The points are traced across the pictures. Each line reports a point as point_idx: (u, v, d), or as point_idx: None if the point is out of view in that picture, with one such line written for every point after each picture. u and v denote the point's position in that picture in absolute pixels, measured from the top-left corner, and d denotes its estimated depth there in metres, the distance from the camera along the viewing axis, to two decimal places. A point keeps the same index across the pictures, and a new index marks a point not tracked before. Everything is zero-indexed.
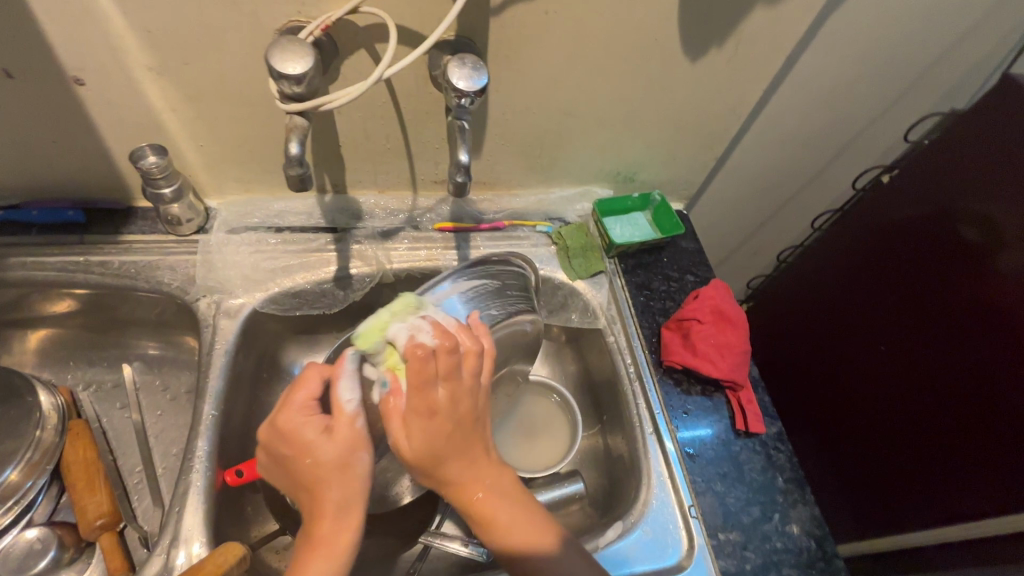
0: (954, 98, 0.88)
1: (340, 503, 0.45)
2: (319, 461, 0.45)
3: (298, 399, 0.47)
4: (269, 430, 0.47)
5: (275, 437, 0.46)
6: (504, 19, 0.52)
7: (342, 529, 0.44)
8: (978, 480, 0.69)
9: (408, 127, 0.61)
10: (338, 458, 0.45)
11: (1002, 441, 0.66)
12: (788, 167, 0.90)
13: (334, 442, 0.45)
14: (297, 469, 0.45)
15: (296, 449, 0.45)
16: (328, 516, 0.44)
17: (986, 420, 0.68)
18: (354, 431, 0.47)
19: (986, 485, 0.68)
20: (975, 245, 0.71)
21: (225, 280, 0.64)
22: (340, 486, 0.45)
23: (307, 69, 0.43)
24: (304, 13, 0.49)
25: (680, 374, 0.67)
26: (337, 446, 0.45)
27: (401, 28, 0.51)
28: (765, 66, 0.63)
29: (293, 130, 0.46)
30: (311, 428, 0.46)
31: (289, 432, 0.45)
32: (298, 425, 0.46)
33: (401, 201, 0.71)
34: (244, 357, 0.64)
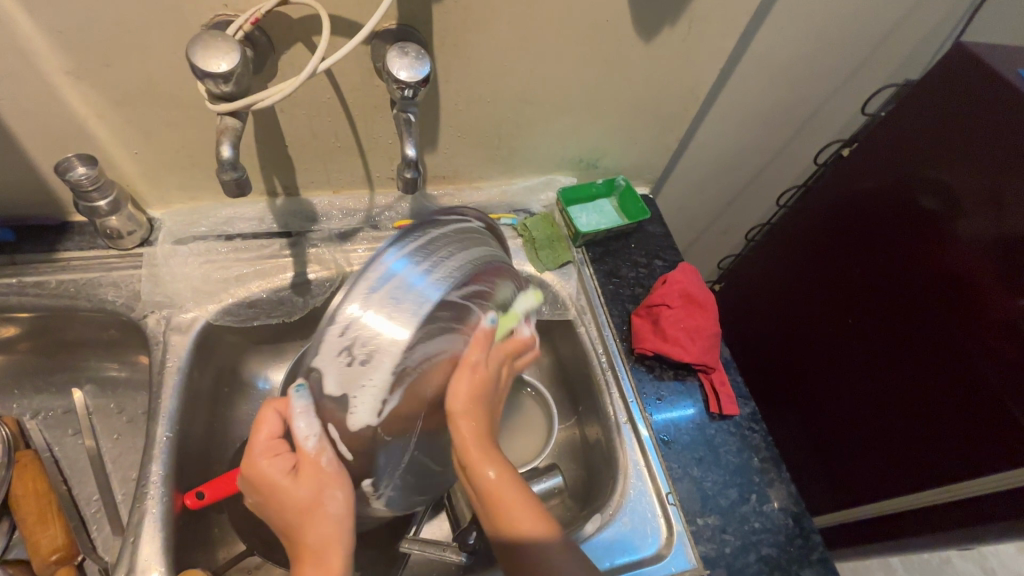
0: (909, 69, 0.88)
1: (315, 546, 0.43)
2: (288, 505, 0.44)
3: (261, 442, 0.46)
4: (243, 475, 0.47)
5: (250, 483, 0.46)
6: (447, 4, 0.50)
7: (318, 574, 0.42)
8: (947, 447, 0.70)
9: (357, 123, 0.59)
10: (306, 501, 0.44)
11: (968, 404, 0.68)
12: (751, 145, 0.90)
13: (299, 484, 0.44)
14: (277, 514, 0.45)
15: (271, 498, 0.45)
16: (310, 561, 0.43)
17: (952, 386, 0.69)
18: (316, 469, 0.45)
19: (956, 451, 0.69)
20: (934, 213, 0.71)
21: (174, 294, 0.61)
22: (312, 526, 0.44)
23: (234, 66, 0.40)
24: (231, 6, 0.46)
25: (652, 360, 0.66)
26: (300, 490, 0.44)
27: (337, 18, 0.48)
28: (721, 42, 0.62)
29: (223, 132, 0.42)
30: (274, 471, 0.45)
31: (258, 480, 0.45)
32: (263, 470, 0.45)
33: (357, 199, 0.69)
34: (201, 373, 0.61)
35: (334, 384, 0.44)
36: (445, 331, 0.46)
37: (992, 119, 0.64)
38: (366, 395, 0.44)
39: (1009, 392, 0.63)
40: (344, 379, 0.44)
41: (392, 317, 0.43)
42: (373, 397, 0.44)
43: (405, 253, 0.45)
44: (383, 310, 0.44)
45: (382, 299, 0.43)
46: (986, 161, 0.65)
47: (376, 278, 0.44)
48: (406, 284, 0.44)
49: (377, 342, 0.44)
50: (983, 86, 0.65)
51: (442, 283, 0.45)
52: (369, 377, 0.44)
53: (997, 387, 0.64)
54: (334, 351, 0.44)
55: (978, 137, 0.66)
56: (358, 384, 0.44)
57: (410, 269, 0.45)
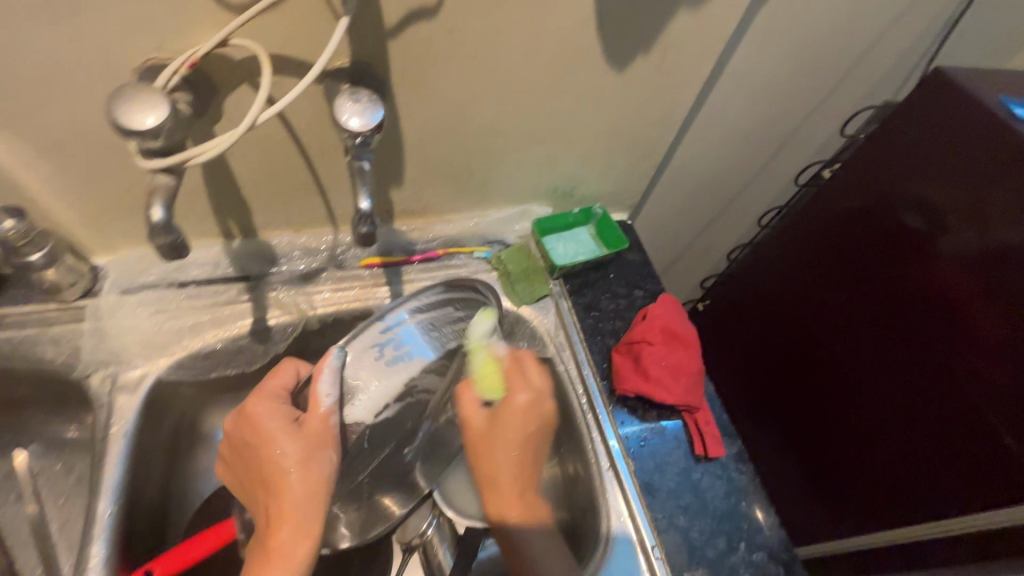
0: (885, 88, 0.88)
1: (298, 497, 0.45)
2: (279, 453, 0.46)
3: (272, 391, 0.50)
4: (237, 430, 0.49)
5: (243, 425, 0.48)
6: (404, 41, 0.47)
7: (300, 526, 0.45)
8: (938, 474, 0.68)
9: (315, 162, 0.55)
10: (303, 452, 0.46)
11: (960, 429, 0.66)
12: (729, 164, 0.88)
13: (299, 435, 0.47)
14: (262, 474, 0.47)
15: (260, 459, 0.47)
16: (290, 523, 0.45)
17: (943, 409, 0.67)
18: (321, 430, 0.47)
19: (948, 478, 0.67)
20: (917, 231, 0.69)
21: (121, 349, 0.57)
22: (302, 476, 0.46)
23: (163, 120, 0.36)
24: (166, 49, 0.42)
25: (634, 401, 0.63)
26: (294, 453, 0.46)
27: (284, 58, 0.45)
28: (697, 69, 0.59)
29: (154, 191, 0.38)
30: (281, 420, 0.48)
31: (257, 423, 0.47)
32: (268, 416, 0.48)
33: (320, 238, 0.65)
34: (153, 433, 0.56)
35: (355, 371, 0.50)
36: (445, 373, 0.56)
37: (973, 138, 0.63)
38: (373, 391, 0.51)
39: (1001, 415, 0.61)
40: (362, 373, 0.50)
41: (424, 339, 0.53)
42: (377, 397, 0.51)
43: (450, 298, 0.55)
44: (422, 331, 0.53)
45: (426, 322, 0.53)
46: (965, 179, 0.64)
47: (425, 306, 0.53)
48: (441, 320, 0.54)
49: (405, 352, 0.52)
50: (963, 106, 0.64)
51: (464, 332, 0.56)
52: (384, 379, 0.51)
53: (987, 414, 0.63)
54: (365, 350, 0.50)
55: (958, 155, 0.64)
56: (369, 379, 0.51)
57: (449, 311, 0.55)
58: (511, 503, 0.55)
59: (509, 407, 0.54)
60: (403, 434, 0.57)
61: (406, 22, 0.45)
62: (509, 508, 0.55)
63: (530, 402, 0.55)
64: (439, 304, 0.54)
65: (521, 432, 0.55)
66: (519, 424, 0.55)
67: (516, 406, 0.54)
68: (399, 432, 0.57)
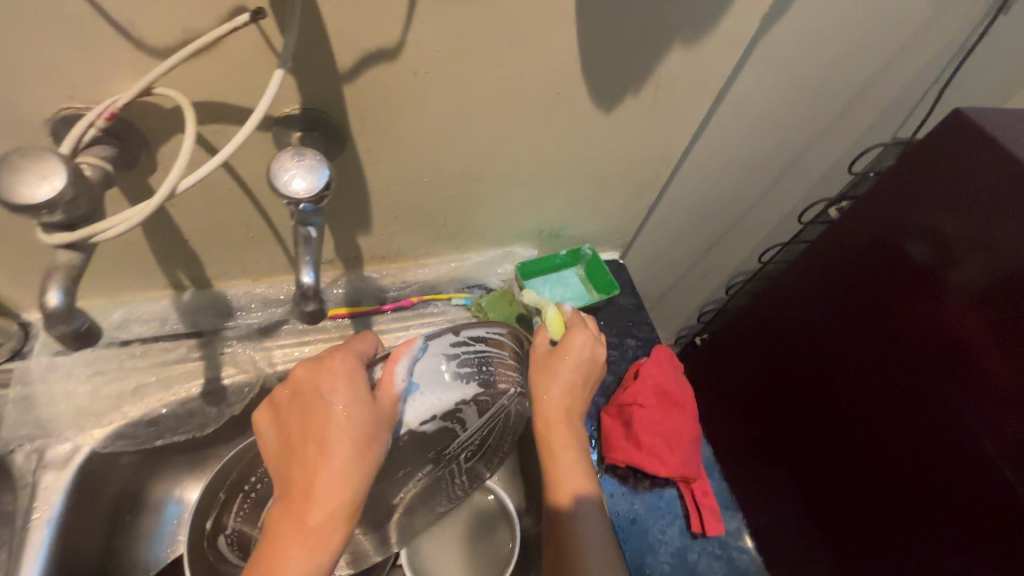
0: (893, 120, 0.83)
1: (339, 481, 0.36)
2: (336, 422, 0.36)
3: (355, 349, 0.41)
4: (304, 374, 0.39)
5: (311, 373, 0.38)
6: (360, 85, 0.41)
7: (331, 518, 0.35)
8: (947, 533, 0.61)
9: (270, 211, 0.50)
10: (365, 428, 0.36)
11: (960, 477, 0.60)
12: (728, 196, 0.83)
13: (368, 408, 0.37)
14: (308, 436, 0.37)
15: (314, 416, 0.37)
16: (327, 509, 0.35)
17: (947, 451, 0.61)
18: (390, 412, 0.38)
19: (957, 535, 0.60)
20: (926, 264, 0.64)
21: (53, 418, 0.51)
22: (357, 457, 0.36)
23: (61, 192, 0.30)
24: (80, 98, 0.37)
25: (624, 469, 0.57)
26: (360, 424, 0.36)
27: (220, 106, 0.39)
28: (692, 108, 0.54)
29: (54, 272, 0.32)
30: (355, 383, 0.37)
31: (328, 376, 0.37)
32: (344, 373, 0.38)
33: (280, 287, 0.59)
34: (86, 510, 0.51)
35: (416, 377, 0.40)
36: (485, 411, 0.46)
37: (990, 171, 0.58)
38: (424, 401, 0.41)
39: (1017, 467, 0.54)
40: (425, 377, 0.41)
41: (488, 365, 0.44)
42: (429, 409, 0.41)
43: (511, 337, 0.49)
44: (486, 361, 0.44)
45: (488, 354, 0.45)
46: (977, 208, 0.59)
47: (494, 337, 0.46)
48: (502, 356, 0.46)
49: (468, 372, 0.43)
50: (976, 138, 0.59)
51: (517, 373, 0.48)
52: (441, 391, 0.41)
53: (1002, 466, 0.56)
54: (430, 360, 0.41)
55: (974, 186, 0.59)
56: (428, 388, 0.41)
57: (509, 345, 0.48)
58: (566, 453, 0.49)
59: (571, 346, 0.52)
60: (417, 466, 0.47)
61: (360, 64, 0.39)
62: (564, 458, 0.49)
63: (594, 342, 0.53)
64: (502, 338, 0.47)
65: (578, 377, 0.52)
66: (576, 367, 0.52)
67: (580, 343, 0.52)
68: (415, 463, 0.47)
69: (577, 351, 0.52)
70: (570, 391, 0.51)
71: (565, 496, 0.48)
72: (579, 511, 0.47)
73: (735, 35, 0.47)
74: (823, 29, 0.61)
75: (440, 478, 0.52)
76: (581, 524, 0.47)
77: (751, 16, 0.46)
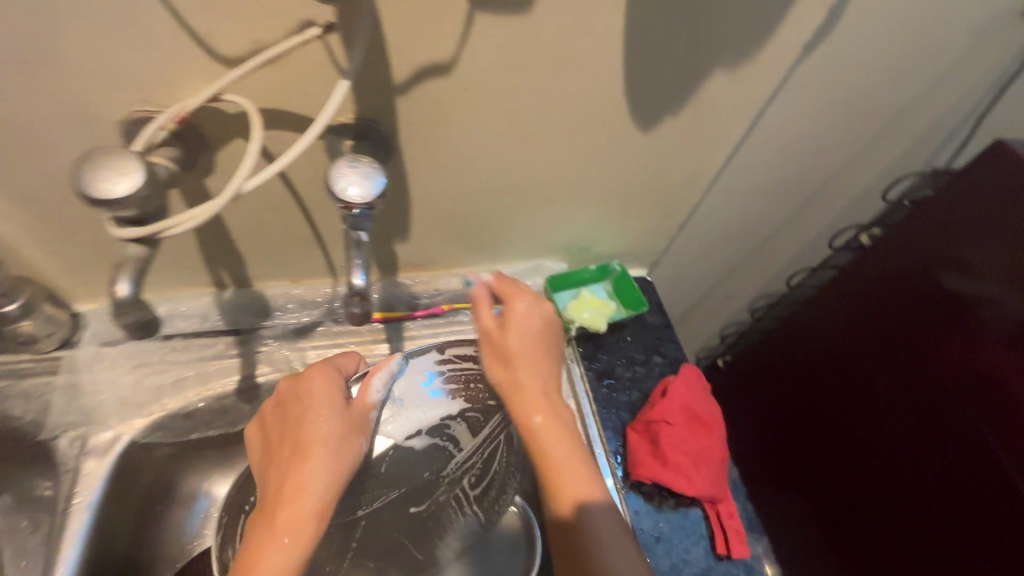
0: (927, 149, 0.83)
1: (317, 475, 0.42)
2: (314, 423, 0.43)
3: (337, 364, 0.49)
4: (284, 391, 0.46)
5: (290, 388, 0.46)
6: (414, 97, 0.43)
7: (306, 509, 0.40)
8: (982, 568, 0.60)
9: (314, 215, 0.51)
10: (338, 430, 0.44)
11: (994, 512, 0.59)
12: (756, 218, 0.83)
13: (339, 415, 0.45)
14: (286, 439, 0.43)
15: (292, 422, 0.44)
16: (305, 500, 0.41)
17: (981, 487, 0.60)
18: (359, 419, 0.46)
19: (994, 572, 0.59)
20: (962, 296, 0.63)
21: (96, 407, 0.53)
22: (332, 455, 0.43)
23: (136, 188, 0.32)
24: (151, 101, 0.38)
25: (650, 487, 0.57)
26: (333, 428, 0.44)
27: (280, 113, 0.41)
28: (730, 130, 0.55)
29: (124, 263, 0.34)
30: (331, 393, 0.45)
31: (306, 388, 0.45)
32: (321, 386, 0.45)
33: (317, 290, 0.60)
34: (122, 498, 0.52)
35: (401, 388, 0.52)
36: (477, 432, 0.55)
37: (1020, 205, 0.58)
38: (408, 414, 0.52)
39: None
40: (407, 391, 0.52)
41: (469, 383, 0.54)
42: (413, 422, 0.52)
43: None
44: (469, 380, 0.55)
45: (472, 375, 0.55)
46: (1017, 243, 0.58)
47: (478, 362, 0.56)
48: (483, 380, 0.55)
49: (450, 386, 0.54)
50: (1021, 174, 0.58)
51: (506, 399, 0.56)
52: (425, 404, 0.53)
53: None
54: (416, 375, 0.53)
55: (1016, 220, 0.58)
56: (413, 401, 0.52)
57: None
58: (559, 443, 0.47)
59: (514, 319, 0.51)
60: (410, 488, 0.55)
61: (416, 78, 0.41)
62: (556, 449, 0.47)
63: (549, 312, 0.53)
64: None
65: (531, 348, 0.51)
66: (528, 339, 0.51)
67: (537, 314, 0.52)
68: (408, 484, 0.55)
69: (532, 325, 0.51)
70: (530, 359, 0.50)
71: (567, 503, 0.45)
72: (596, 501, 0.46)
73: (778, 60, 0.48)
74: (864, 58, 0.61)
75: (442, 508, 0.56)
76: (601, 514, 0.45)
77: (794, 43, 0.47)
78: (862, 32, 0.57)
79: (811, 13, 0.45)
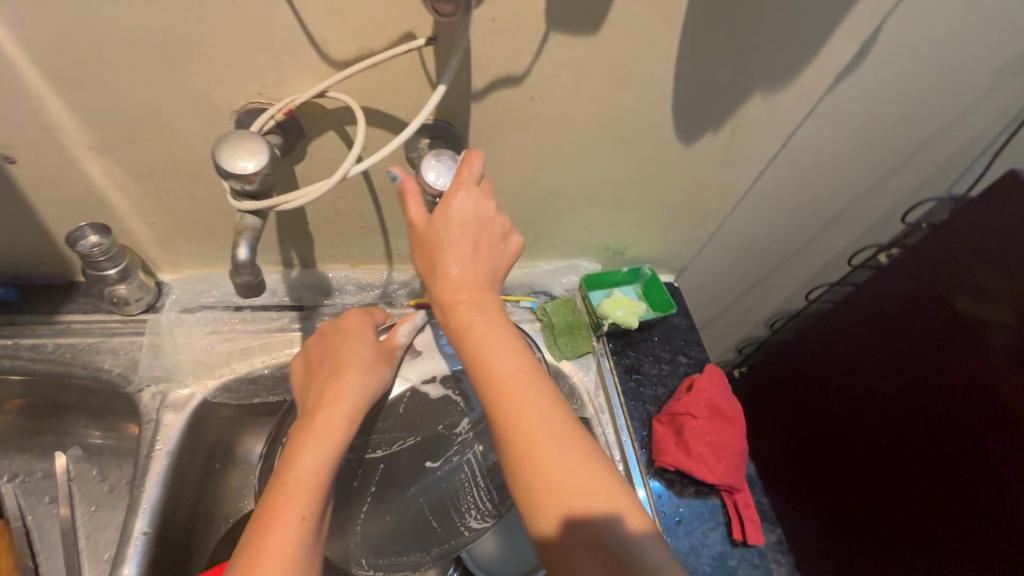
0: (948, 177, 0.87)
1: (347, 388, 0.44)
2: (347, 347, 0.47)
3: (374, 313, 0.53)
4: (325, 332, 0.51)
5: (330, 327, 0.50)
6: (487, 103, 0.48)
7: (338, 416, 0.42)
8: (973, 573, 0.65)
9: (382, 205, 0.57)
10: (369, 356, 0.47)
11: (989, 522, 0.64)
12: (780, 235, 0.87)
13: (370, 344, 0.48)
14: (324, 363, 0.47)
15: (332, 349, 0.48)
16: (338, 410, 0.43)
17: (979, 498, 0.65)
18: (387, 353, 0.49)
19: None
20: (974, 320, 0.67)
21: (173, 367, 0.58)
22: (361, 373, 0.45)
23: (260, 167, 0.38)
24: (265, 95, 0.44)
25: (672, 474, 0.61)
26: (365, 352, 0.46)
27: (371, 111, 0.47)
28: (764, 148, 0.60)
29: (243, 231, 0.40)
30: (364, 328, 0.49)
31: (345, 325, 0.49)
32: (357, 325, 0.49)
33: (374, 275, 0.66)
34: (192, 451, 0.57)
35: (421, 340, 0.52)
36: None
37: None
38: (426, 364, 0.51)
39: None
40: (428, 345, 0.52)
41: None
42: (428, 369, 0.51)
43: None
44: None
45: None
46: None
47: None
48: None
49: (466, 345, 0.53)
50: None
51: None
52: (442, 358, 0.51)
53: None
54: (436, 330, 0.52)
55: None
56: (431, 353, 0.52)
57: None
58: (535, 407, 0.39)
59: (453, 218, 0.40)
60: (424, 437, 0.52)
61: (491, 86, 0.47)
62: (527, 416, 0.38)
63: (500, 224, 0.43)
64: None
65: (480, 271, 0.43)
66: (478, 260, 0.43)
67: (481, 223, 0.42)
68: (424, 432, 0.52)
69: (474, 238, 0.42)
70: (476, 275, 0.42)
71: (571, 504, 0.36)
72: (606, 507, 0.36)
73: (812, 87, 0.53)
74: (890, 89, 0.65)
75: (457, 470, 0.53)
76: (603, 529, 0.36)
77: (827, 72, 0.52)
78: (888, 65, 0.62)
79: (844, 46, 0.50)
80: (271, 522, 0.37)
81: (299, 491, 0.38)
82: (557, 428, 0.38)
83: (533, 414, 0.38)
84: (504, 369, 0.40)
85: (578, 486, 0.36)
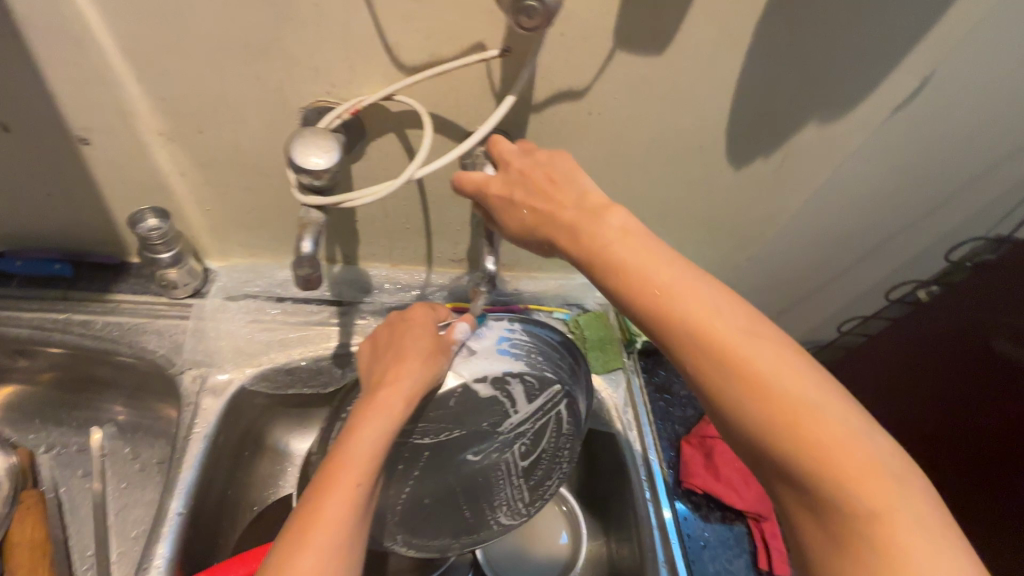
0: (995, 216, 0.85)
1: (405, 373, 0.43)
2: (408, 334, 0.46)
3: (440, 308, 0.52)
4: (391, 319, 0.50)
5: (396, 316, 0.49)
6: (546, 115, 0.49)
7: (394, 399, 0.42)
8: None
9: (431, 207, 0.58)
10: (428, 345, 0.46)
11: None
12: (816, 264, 0.86)
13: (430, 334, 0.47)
14: (386, 346, 0.46)
15: (396, 334, 0.47)
16: (396, 394, 0.42)
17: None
18: (444, 345, 0.48)
19: None
20: (1011, 360, 0.65)
21: (214, 353, 0.60)
22: (420, 361, 0.44)
23: (330, 163, 0.39)
24: (334, 94, 0.45)
25: (699, 497, 0.61)
26: (425, 341, 0.46)
27: (434, 115, 0.48)
28: (814, 176, 0.59)
29: (307, 225, 0.41)
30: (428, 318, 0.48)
31: (410, 314, 0.48)
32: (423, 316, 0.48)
33: (413, 275, 0.66)
34: (226, 437, 0.58)
35: (475, 340, 0.51)
36: (533, 398, 0.52)
37: None
38: (478, 363, 0.50)
39: None
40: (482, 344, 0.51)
41: (535, 353, 0.53)
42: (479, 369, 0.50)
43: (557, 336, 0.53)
44: (532, 351, 0.52)
45: (535, 347, 0.52)
46: None
47: (550, 339, 0.54)
48: (548, 347, 0.53)
49: (517, 348, 0.52)
50: None
51: (567, 375, 0.53)
52: (493, 359, 0.51)
53: None
54: (489, 330, 0.52)
55: None
56: (484, 353, 0.51)
57: (552, 346, 0.53)
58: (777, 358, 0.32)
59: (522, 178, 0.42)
60: (470, 433, 0.52)
61: (552, 98, 0.47)
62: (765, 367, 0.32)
63: (546, 170, 0.42)
64: (545, 332, 0.53)
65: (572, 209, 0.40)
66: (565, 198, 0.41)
67: (523, 185, 0.42)
68: (469, 428, 0.52)
69: (528, 191, 0.42)
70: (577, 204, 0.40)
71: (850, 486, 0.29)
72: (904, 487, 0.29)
73: (867, 118, 0.53)
74: (943, 125, 0.65)
75: (494, 467, 0.53)
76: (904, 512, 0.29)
77: (885, 104, 0.52)
78: (942, 101, 0.61)
79: (904, 80, 0.50)
80: (326, 488, 0.37)
81: (356, 460, 0.38)
82: (825, 392, 0.31)
83: (769, 377, 0.31)
84: (717, 322, 0.33)
85: (857, 457, 0.30)
